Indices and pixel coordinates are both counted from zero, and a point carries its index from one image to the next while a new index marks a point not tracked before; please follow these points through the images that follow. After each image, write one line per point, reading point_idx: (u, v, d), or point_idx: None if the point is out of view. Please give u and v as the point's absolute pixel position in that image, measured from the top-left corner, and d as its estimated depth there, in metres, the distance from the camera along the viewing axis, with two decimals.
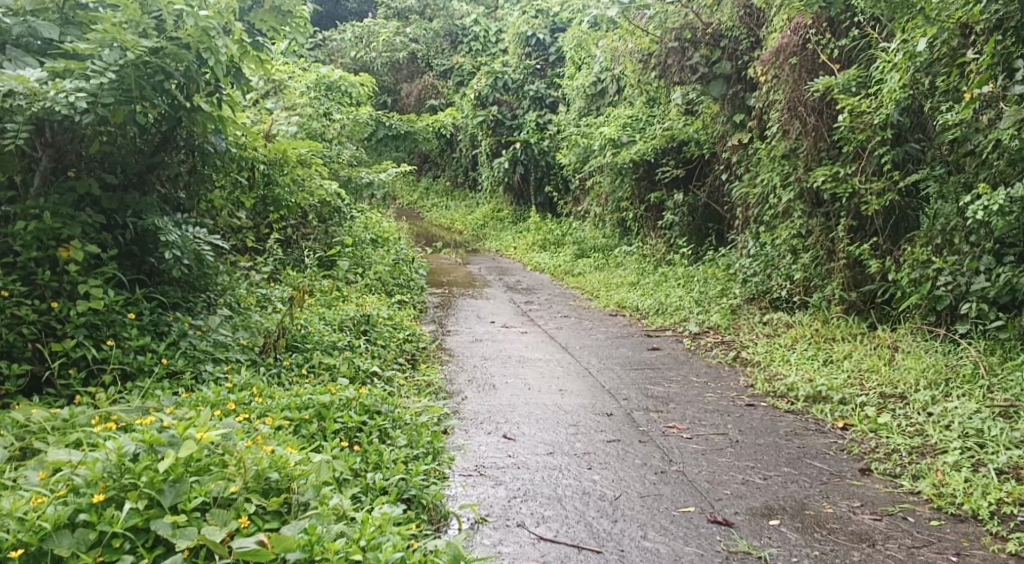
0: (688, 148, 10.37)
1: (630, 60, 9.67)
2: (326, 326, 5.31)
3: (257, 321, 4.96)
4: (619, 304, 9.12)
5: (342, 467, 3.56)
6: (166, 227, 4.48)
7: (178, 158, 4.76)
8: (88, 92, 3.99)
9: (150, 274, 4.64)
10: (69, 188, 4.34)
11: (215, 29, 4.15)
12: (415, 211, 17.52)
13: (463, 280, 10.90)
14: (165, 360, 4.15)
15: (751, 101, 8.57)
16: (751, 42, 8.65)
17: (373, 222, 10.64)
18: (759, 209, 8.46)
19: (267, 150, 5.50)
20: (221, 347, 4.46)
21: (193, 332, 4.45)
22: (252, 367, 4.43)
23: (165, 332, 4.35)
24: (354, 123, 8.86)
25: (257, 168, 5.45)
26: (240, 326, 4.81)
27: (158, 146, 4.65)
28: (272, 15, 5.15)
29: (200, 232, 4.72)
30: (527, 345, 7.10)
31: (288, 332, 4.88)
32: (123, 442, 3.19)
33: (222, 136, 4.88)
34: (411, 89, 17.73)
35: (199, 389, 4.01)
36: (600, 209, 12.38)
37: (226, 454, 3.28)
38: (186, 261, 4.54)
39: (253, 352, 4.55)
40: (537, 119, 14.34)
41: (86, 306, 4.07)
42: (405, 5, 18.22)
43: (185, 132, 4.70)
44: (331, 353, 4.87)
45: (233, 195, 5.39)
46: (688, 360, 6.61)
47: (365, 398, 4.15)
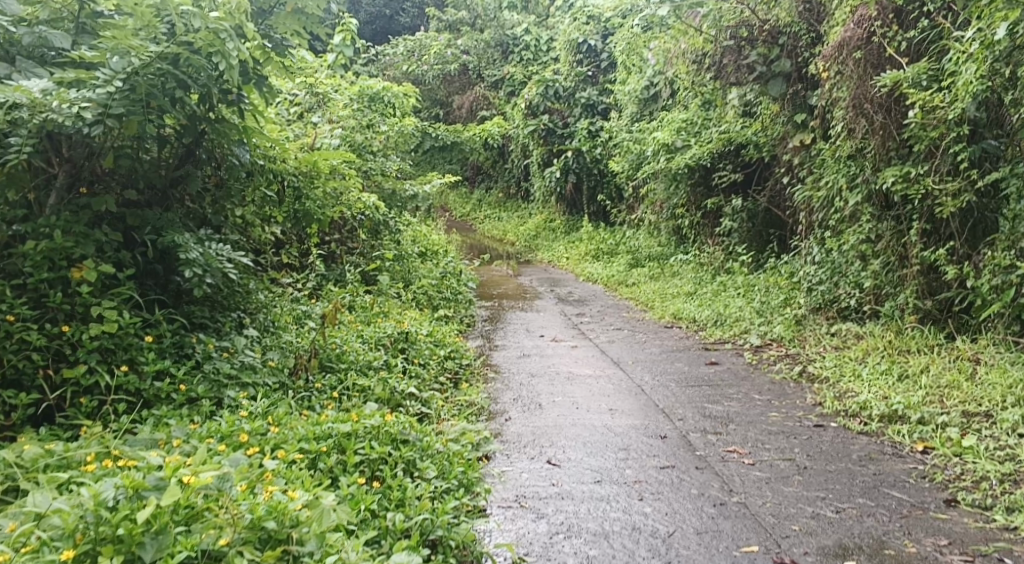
0: (745, 151, 9.97)
1: (683, 62, 9.31)
2: (365, 345, 5.09)
3: (290, 341, 4.76)
4: (675, 315, 8.77)
5: (357, 508, 3.30)
6: (185, 244, 4.26)
7: (202, 172, 4.59)
8: (99, 101, 3.87)
9: (174, 295, 4.48)
10: (84, 206, 4.21)
11: (226, 31, 3.97)
12: (468, 223, 17.33)
13: (515, 292, 10.65)
14: (184, 387, 3.97)
15: (813, 100, 8.15)
16: (812, 38, 8.22)
17: (421, 234, 10.45)
18: (824, 213, 8.04)
19: (298, 161, 5.28)
20: (248, 370, 4.26)
21: (218, 353, 4.28)
22: (280, 392, 4.23)
23: (189, 354, 4.19)
24: (400, 134, 8.67)
25: (290, 181, 5.24)
26: (271, 347, 4.60)
27: (183, 158, 4.52)
28: (293, 17, 4.83)
29: (224, 249, 4.46)
30: (577, 360, 6.79)
31: (322, 354, 4.67)
32: (104, 488, 2.99)
33: (246, 148, 4.76)
34: (463, 100, 17.63)
35: (216, 418, 3.81)
36: (654, 216, 12.02)
37: (221, 499, 3.05)
38: (208, 279, 4.28)
39: (282, 374, 4.34)
40: (589, 127, 14.01)
41: (99, 329, 3.89)
42: (456, 17, 17.96)
43: (207, 144, 4.57)
44: (366, 374, 4.62)
45: (267, 210, 5.20)
46: (750, 375, 6.23)
47: (391, 426, 3.90)
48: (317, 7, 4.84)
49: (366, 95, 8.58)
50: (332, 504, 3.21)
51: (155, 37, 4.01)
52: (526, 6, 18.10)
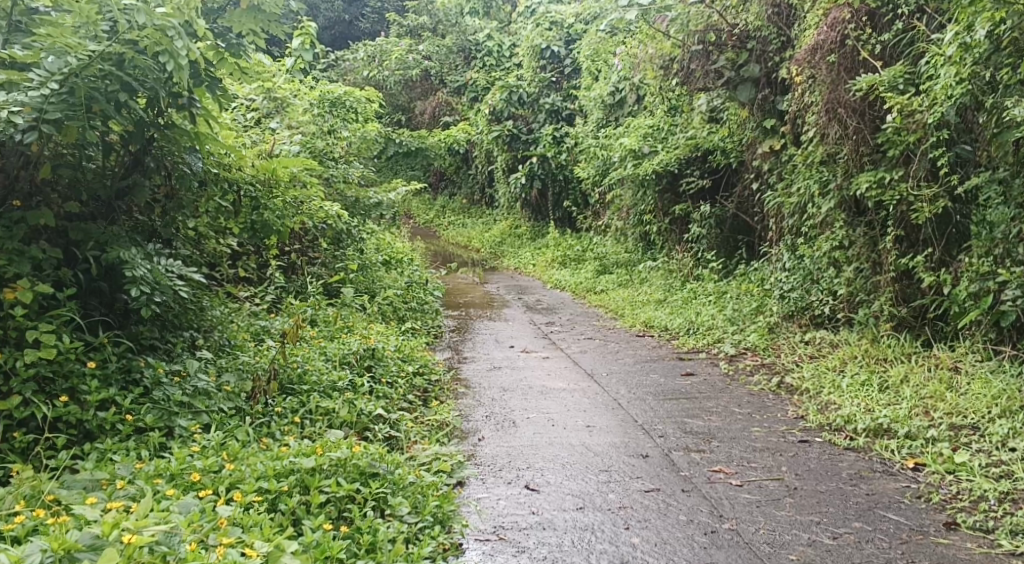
0: (713, 157, 9.84)
1: (650, 67, 9.14)
2: (329, 364, 4.82)
3: (247, 361, 4.48)
4: (646, 323, 8.60)
5: (325, 554, 3.07)
6: (133, 260, 3.99)
7: (151, 182, 4.31)
8: (33, 105, 3.59)
9: (120, 316, 4.18)
10: (19, 220, 3.88)
11: (173, 28, 3.72)
12: (431, 230, 17.06)
13: (482, 300, 10.42)
14: (130, 416, 3.71)
15: (783, 105, 8.03)
16: (781, 42, 8.09)
17: (384, 242, 10.18)
18: (795, 219, 7.91)
19: (255, 169, 5.01)
20: (202, 396, 3.98)
21: (169, 378, 4.00)
22: (238, 419, 3.98)
23: (137, 380, 3.91)
24: (362, 140, 8.41)
25: (245, 190, 4.95)
26: (227, 368, 4.33)
27: (130, 168, 4.21)
28: (248, 14, 4.53)
29: (174, 264, 4.20)
30: (550, 373, 6.57)
31: (285, 374, 4.41)
32: (27, 549, 2.74)
33: (197, 155, 4.47)
34: (426, 106, 17.39)
35: (164, 454, 3.56)
36: (621, 223, 11.85)
37: (167, 557, 2.82)
38: (157, 295, 4.03)
39: (239, 399, 4.08)
40: (553, 132, 13.81)
41: (36, 356, 3.59)
42: (417, 22, 17.73)
43: (156, 147, 4.24)
44: (331, 396, 4.36)
45: (220, 221, 4.91)
46: (727, 387, 6.05)
47: (360, 458, 3.65)
48: (275, 6, 4.57)
49: (325, 101, 8.30)
50: (293, 556, 2.97)
51: (95, 34, 3.78)
52: (488, 11, 17.86)
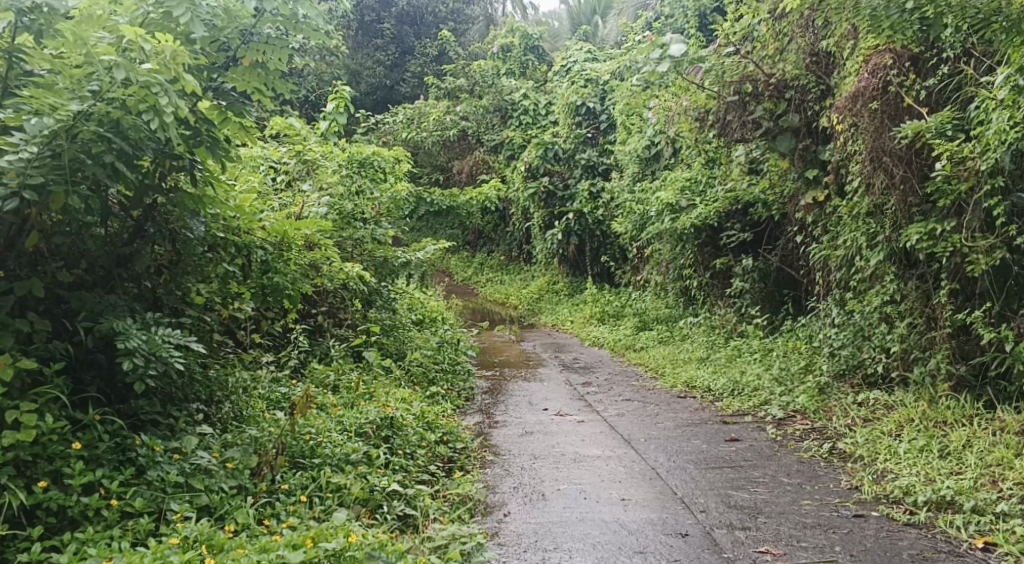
0: (753, 210, 9.55)
1: (685, 121, 8.93)
2: (345, 436, 4.58)
3: (254, 434, 4.28)
4: (688, 383, 8.26)
5: None
6: (127, 330, 3.84)
7: (153, 248, 4.21)
8: (15, 170, 3.50)
9: (115, 392, 4.05)
10: (8, 290, 3.76)
11: (159, 85, 3.61)
12: (469, 287, 16.91)
13: (518, 359, 10.17)
14: (117, 501, 3.54)
15: (825, 155, 7.75)
16: (821, 91, 7.81)
17: (417, 301, 10.01)
18: (843, 273, 7.57)
19: (265, 232, 4.77)
20: (200, 474, 3.82)
21: (165, 457, 3.83)
22: (239, 498, 3.80)
23: (132, 458, 3.77)
24: (391, 202, 8.11)
25: (257, 254, 4.75)
26: (230, 444, 4.16)
27: (133, 233, 4.16)
28: (251, 72, 4.45)
29: (173, 334, 3.97)
30: (585, 438, 6.25)
31: (296, 449, 4.25)
32: None
33: (201, 219, 4.29)
34: (463, 164, 17.37)
35: (146, 544, 3.35)
36: (661, 277, 11.57)
37: None
38: (153, 368, 3.84)
39: (241, 476, 3.90)
40: (590, 188, 13.63)
41: (15, 438, 3.42)
42: (454, 85, 17.44)
43: (156, 218, 4.17)
44: (342, 470, 4.21)
45: (232, 286, 4.73)
46: (774, 454, 5.69)
47: (358, 548, 3.45)
48: (278, 61, 4.46)
49: (354, 161, 7.94)
50: None
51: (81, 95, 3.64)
52: (524, 71, 17.87)
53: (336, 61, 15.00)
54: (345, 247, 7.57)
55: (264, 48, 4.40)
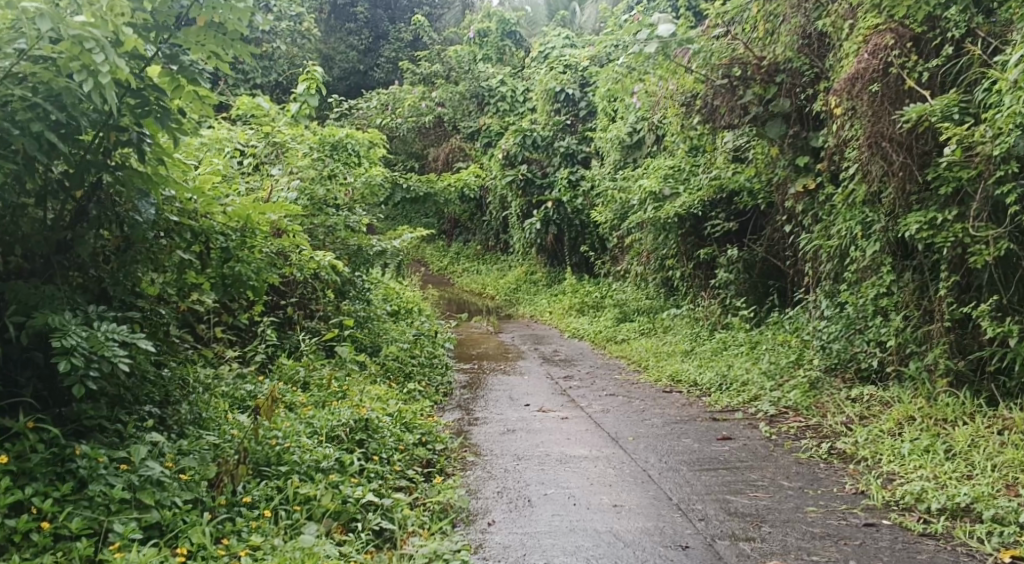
0: (739, 199, 9.25)
1: (671, 105, 8.59)
2: (314, 441, 4.21)
3: (209, 444, 3.96)
4: (673, 377, 7.96)
5: None
6: (64, 326, 3.47)
7: (97, 233, 3.82)
8: None
9: (53, 394, 3.71)
10: None
11: (93, 40, 3.21)
12: (444, 277, 16.53)
13: (496, 351, 9.82)
14: (49, 523, 3.20)
15: (817, 142, 7.45)
16: (814, 74, 7.47)
17: (392, 291, 9.63)
18: (835, 263, 7.29)
19: (224, 217, 4.35)
20: (150, 486, 3.47)
21: (110, 468, 3.48)
22: (194, 514, 3.47)
23: (71, 471, 3.42)
24: (366, 186, 7.62)
25: (216, 241, 4.35)
26: (185, 452, 3.82)
27: (71, 222, 3.79)
28: (206, 33, 3.84)
29: (118, 329, 3.59)
30: (570, 437, 5.92)
31: (258, 458, 3.93)
32: None
33: (150, 202, 3.90)
34: (439, 152, 16.95)
35: None
36: (642, 267, 11.25)
37: None
38: (94, 368, 3.47)
39: (198, 489, 3.58)
40: (569, 176, 13.29)
41: None
42: (430, 71, 16.91)
43: (98, 199, 3.80)
44: (311, 480, 3.89)
45: (189, 277, 4.34)
46: (771, 455, 5.39)
47: None
48: (239, 20, 3.85)
49: (327, 144, 7.52)
50: None
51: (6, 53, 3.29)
52: (501, 57, 17.51)
53: (309, 44, 14.48)
54: (315, 234, 7.17)
55: (222, 5, 3.80)
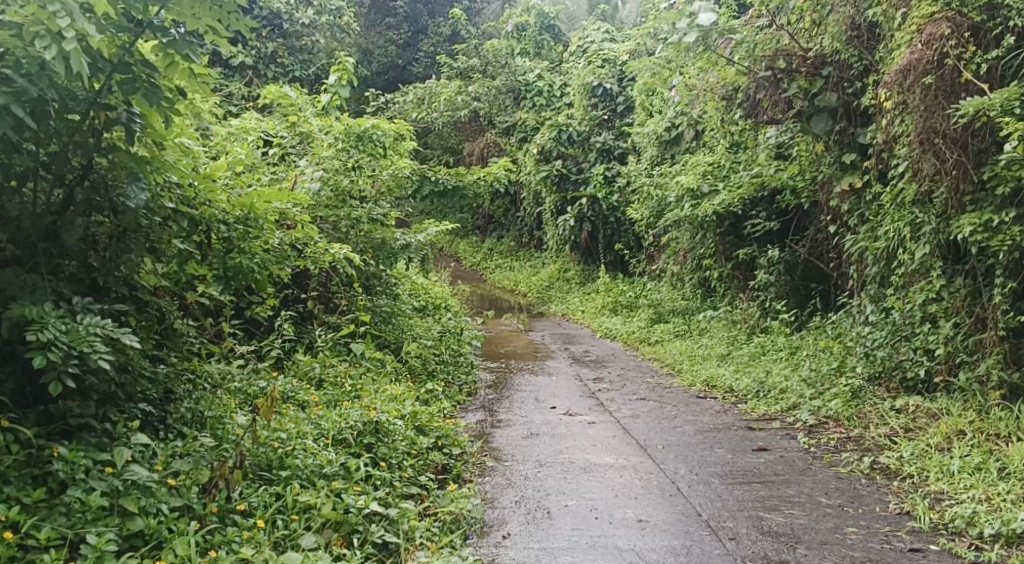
0: (780, 197, 8.91)
1: (711, 99, 8.29)
2: (319, 445, 4.05)
3: (205, 444, 3.79)
4: (707, 382, 7.65)
5: None
6: (42, 319, 3.31)
7: (89, 220, 3.64)
8: None
9: (38, 391, 3.55)
10: None
11: (59, 4, 3.02)
12: (477, 273, 16.29)
13: (526, 351, 9.55)
14: (17, 532, 3.04)
15: (865, 139, 7.10)
16: (863, 67, 7.08)
17: (420, 288, 9.42)
18: (880, 266, 6.92)
19: (229, 205, 4.17)
20: (136, 492, 3.33)
21: (94, 472, 3.33)
22: (182, 524, 3.31)
23: (52, 474, 3.27)
24: (393, 180, 7.40)
25: (219, 232, 4.17)
26: (177, 454, 3.67)
27: (60, 210, 3.62)
28: (201, 5, 3.51)
29: (101, 323, 3.41)
30: (597, 443, 5.65)
31: (255, 460, 3.79)
32: None
33: (141, 184, 3.68)
34: (474, 147, 16.71)
35: None
36: (678, 267, 10.93)
37: None
38: (75, 362, 3.29)
39: (189, 496, 3.44)
40: (605, 172, 12.99)
41: None
42: (467, 64, 16.67)
43: (89, 182, 3.61)
44: (311, 487, 3.74)
45: (191, 268, 4.16)
46: (808, 469, 5.08)
47: None
48: None
49: (353, 134, 7.22)
50: None
51: None
52: (539, 51, 17.26)
53: (348, 38, 14.34)
54: (339, 228, 6.92)
55: None
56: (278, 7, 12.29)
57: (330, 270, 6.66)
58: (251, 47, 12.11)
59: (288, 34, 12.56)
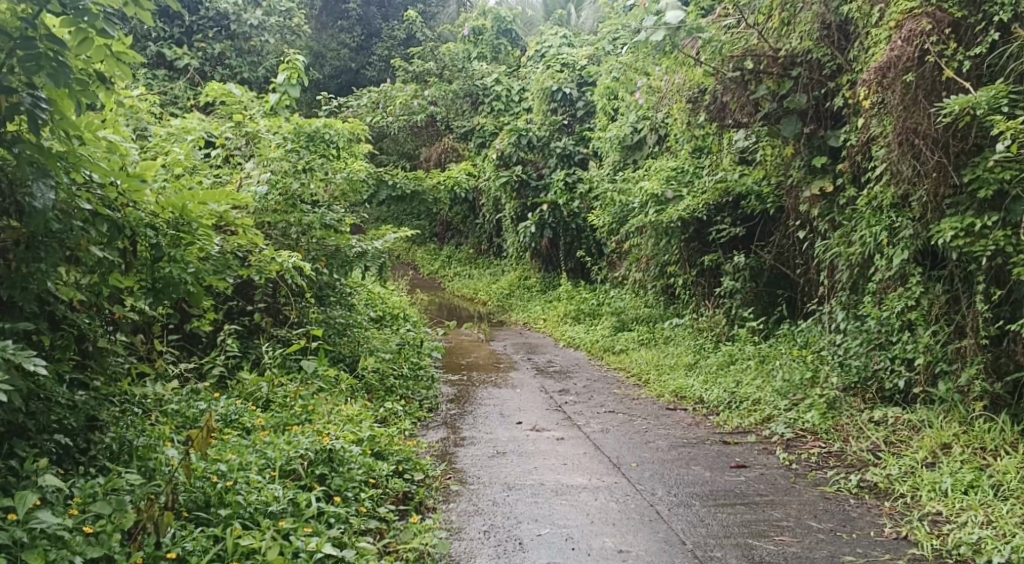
0: (746, 203, 8.65)
1: (676, 102, 8.02)
2: (266, 478, 3.68)
3: (130, 481, 3.39)
4: (676, 393, 7.35)
5: None
6: None
7: None
8: None
9: None
10: None
11: None
12: (435, 281, 15.87)
13: (487, 361, 9.17)
14: None
15: (837, 141, 6.86)
16: (834, 67, 6.85)
17: (374, 298, 9.00)
18: (854, 272, 6.67)
19: (157, 208, 3.74)
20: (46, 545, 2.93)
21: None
22: None
23: None
24: (347, 184, 7.02)
25: (147, 238, 3.68)
26: (96, 495, 3.27)
27: None
28: None
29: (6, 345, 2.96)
30: (567, 462, 5.30)
31: (189, 498, 3.43)
32: None
33: (45, 184, 3.15)
34: (430, 152, 16.30)
35: None
36: (641, 274, 10.65)
37: None
38: None
39: (110, 545, 3.03)
40: (565, 178, 12.67)
41: None
42: (422, 68, 16.26)
43: None
44: (253, 528, 3.36)
45: (115, 280, 3.72)
46: (792, 488, 4.79)
47: None
48: None
49: (302, 134, 6.79)
50: None
51: None
52: (496, 56, 16.92)
53: (299, 40, 13.86)
54: (289, 234, 6.56)
55: None
56: (225, 6, 11.77)
57: (277, 279, 6.22)
58: (197, 48, 11.57)
59: (236, 36, 12.04)
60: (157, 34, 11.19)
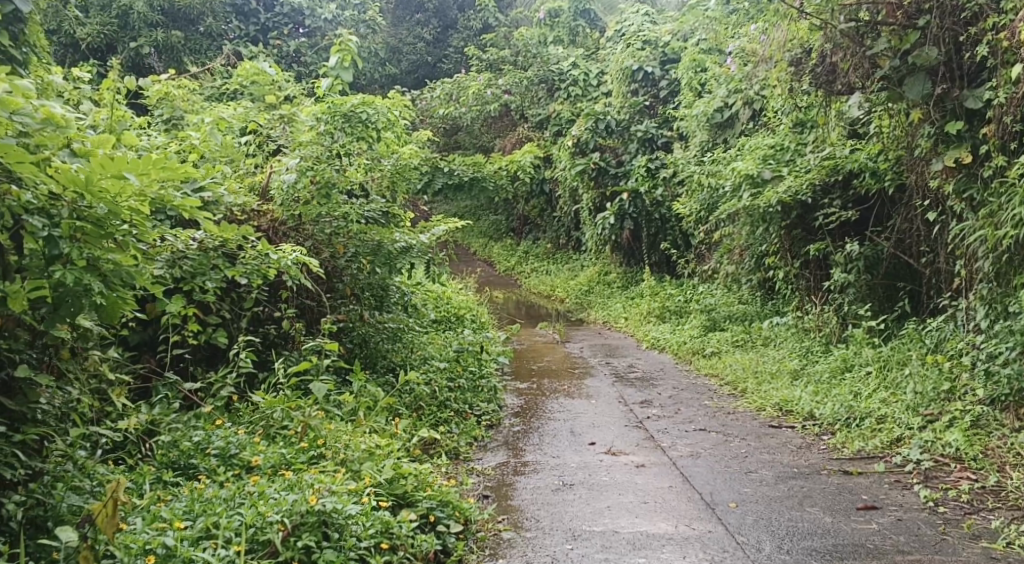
0: (859, 182, 7.47)
1: (775, 65, 6.89)
2: (227, 555, 2.99)
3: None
4: (781, 406, 6.24)
5: None
6: None
7: None
8: None
9: None
10: None
11: None
12: (511, 279, 14.94)
13: (561, 367, 8.16)
14: None
15: (981, 101, 5.66)
16: (975, 11, 5.64)
17: (432, 299, 8.10)
18: (1000, 259, 5.45)
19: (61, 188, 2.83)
20: None
21: None
22: None
23: None
24: (395, 172, 6.05)
25: (32, 227, 2.79)
26: None
27: None
28: None
29: None
30: (647, 499, 4.30)
31: None
32: None
33: None
34: (506, 143, 15.38)
35: None
36: (733, 267, 9.47)
37: None
38: None
39: None
40: (647, 164, 11.60)
41: None
42: (497, 56, 15.36)
43: None
44: None
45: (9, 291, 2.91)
46: (943, 543, 3.77)
47: None
48: None
49: (337, 114, 5.84)
50: None
51: None
52: (574, 39, 15.76)
53: (374, 35, 13.11)
54: (325, 227, 5.64)
55: None
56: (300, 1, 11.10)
57: (277, 281, 5.23)
58: (273, 46, 10.88)
59: (310, 32, 11.38)
60: (236, 33, 10.58)
